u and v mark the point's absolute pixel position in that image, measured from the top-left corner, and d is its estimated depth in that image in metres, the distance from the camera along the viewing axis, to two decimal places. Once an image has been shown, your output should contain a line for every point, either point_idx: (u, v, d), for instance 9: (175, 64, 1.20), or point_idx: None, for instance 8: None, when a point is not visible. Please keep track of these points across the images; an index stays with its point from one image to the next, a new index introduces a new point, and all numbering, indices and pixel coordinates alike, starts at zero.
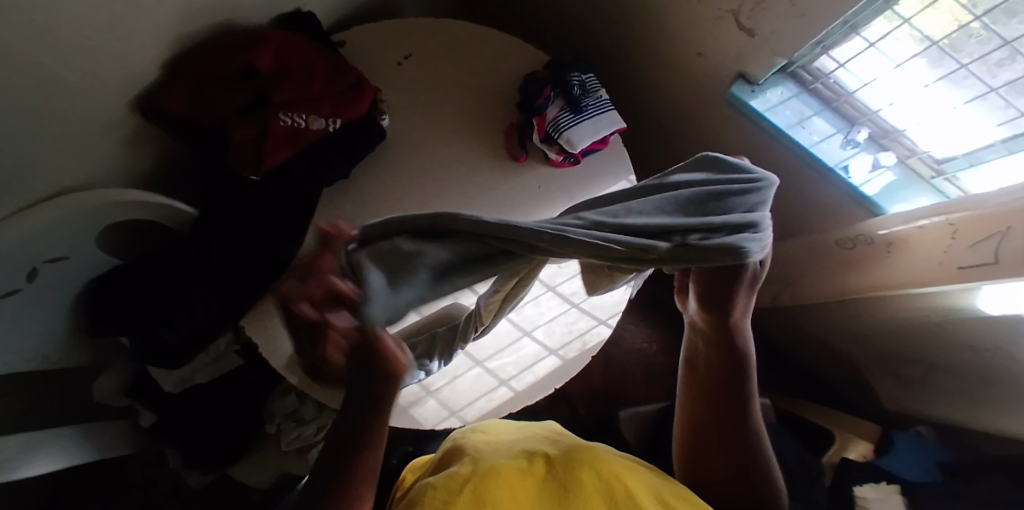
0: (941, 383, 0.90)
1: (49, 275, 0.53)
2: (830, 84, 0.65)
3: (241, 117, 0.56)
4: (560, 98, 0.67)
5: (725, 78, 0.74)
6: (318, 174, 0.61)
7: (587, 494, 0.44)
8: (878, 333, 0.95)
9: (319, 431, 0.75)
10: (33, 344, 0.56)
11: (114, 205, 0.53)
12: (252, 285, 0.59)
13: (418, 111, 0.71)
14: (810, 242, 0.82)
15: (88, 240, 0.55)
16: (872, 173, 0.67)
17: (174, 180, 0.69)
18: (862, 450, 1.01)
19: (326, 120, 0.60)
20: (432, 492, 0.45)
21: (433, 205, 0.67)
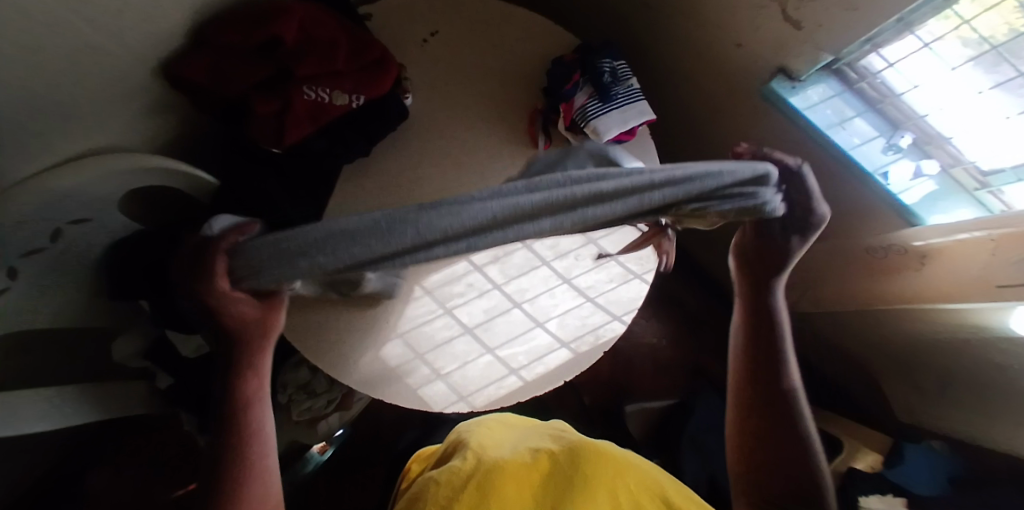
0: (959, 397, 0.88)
1: (72, 236, 0.54)
2: (877, 84, 0.61)
3: (261, 92, 0.55)
4: (588, 84, 0.65)
5: (763, 72, 0.70)
6: (337, 153, 0.60)
7: (594, 493, 0.45)
8: (899, 345, 0.92)
9: (328, 404, 0.77)
10: (56, 302, 0.58)
11: (137, 171, 0.53)
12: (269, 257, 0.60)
13: (441, 91, 0.70)
14: (836, 247, 0.79)
15: (112, 205, 0.56)
16: (912, 181, 0.64)
17: (196, 149, 0.70)
18: (871, 461, 1.00)
19: (349, 97, 0.58)
20: (436, 487, 0.45)
21: (451, 189, 0.66)
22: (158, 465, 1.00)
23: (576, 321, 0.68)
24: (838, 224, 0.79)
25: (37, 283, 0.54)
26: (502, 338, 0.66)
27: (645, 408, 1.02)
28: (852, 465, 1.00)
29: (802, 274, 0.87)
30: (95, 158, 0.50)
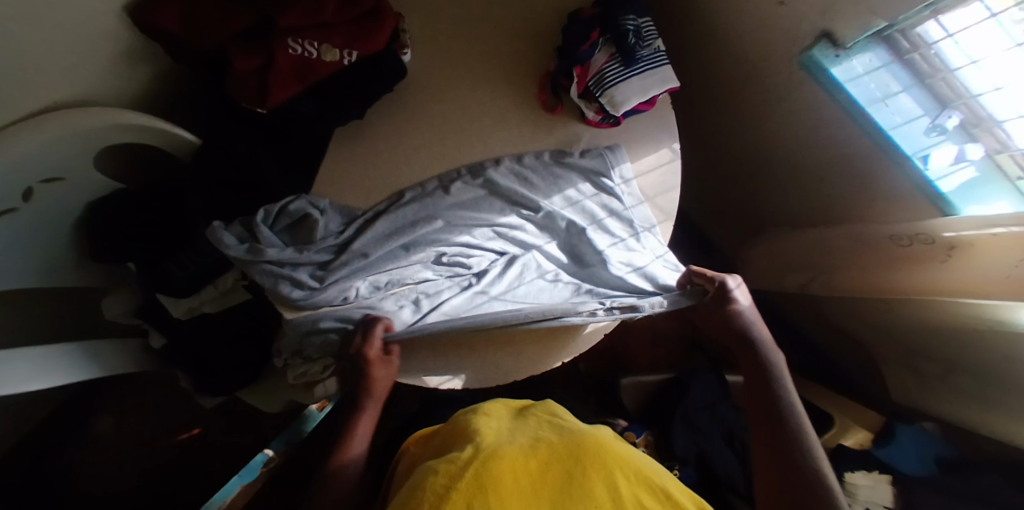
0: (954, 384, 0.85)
1: (46, 195, 0.51)
2: (931, 55, 0.52)
3: (242, 44, 0.51)
4: (609, 44, 0.58)
5: (804, 37, 0.63)
6: (328, 117, 0.56)
7: (594, 483, 0.43)
8: (895, 331, 0.89)
9: (324, 370, 0.75)
10: (37, 262, 0.55)
11: (113, 128, 0.49)
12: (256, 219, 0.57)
13: (445, 47, 0.65)
14: (854, 232, 0.75)
15: (85, 162, 0.52)
16: (953, 166, 0.58)
17: (181, 102, 0.65)
18: (860, 437, 1.01)
19: (340, 52, 0.53)
20: (434, 476, 0.44)
21: (453, 158, 0.61)
22: (162, 414, 1.02)
23: None
24: (861, 207, 0.74)
25: (13, 244, 0.51)
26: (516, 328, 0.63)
27: (640, 382, 1.04)
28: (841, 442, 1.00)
29: (814, 258, 0.83)
30: (65, 113, 0.46)
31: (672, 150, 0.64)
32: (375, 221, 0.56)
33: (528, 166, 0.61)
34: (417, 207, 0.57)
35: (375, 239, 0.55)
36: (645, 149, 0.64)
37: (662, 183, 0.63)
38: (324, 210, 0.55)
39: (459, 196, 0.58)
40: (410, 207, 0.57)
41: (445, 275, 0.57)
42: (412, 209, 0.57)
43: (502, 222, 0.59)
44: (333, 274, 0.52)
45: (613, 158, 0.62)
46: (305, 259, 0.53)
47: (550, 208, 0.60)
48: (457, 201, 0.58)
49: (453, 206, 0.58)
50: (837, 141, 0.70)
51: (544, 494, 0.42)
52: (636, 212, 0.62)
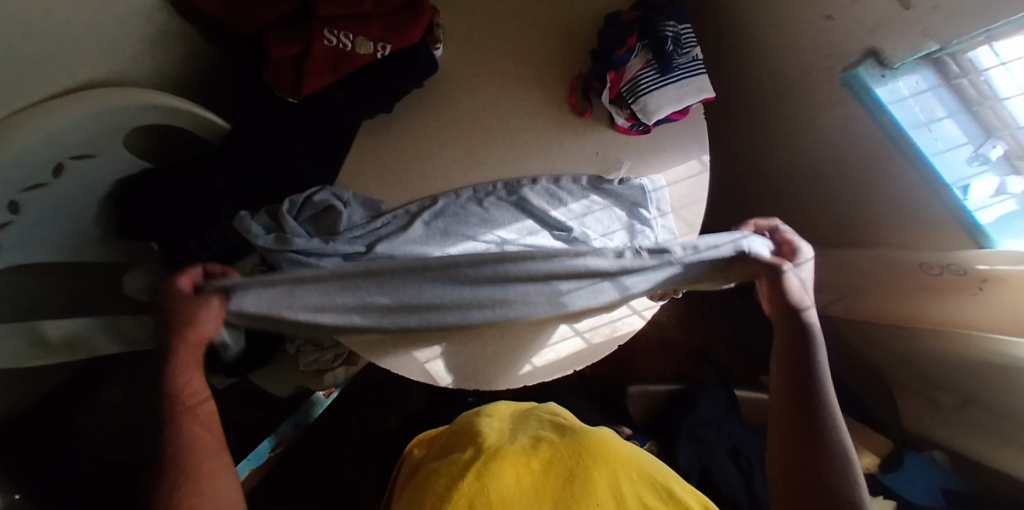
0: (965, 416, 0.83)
1: (76, 171, 0.51)
2: (980, 82, 0.50)
3: (280, 31, 0.51)
4: (646, 50, 0.57)
5: (850, 53, 0.62)
6: (358, 107, 0.55)
7: (595, 483, 0.43)
8: (909, 357, 0.88)
9: (335, 358, 0.76)
10: (62, 236, 0.56)
11: (143, 107, 0.49)
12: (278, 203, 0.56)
13: (477, 44, 0.65)
14: (881, 256, 0.73)
15: (115, 140, 0.52)
16: (993, 198, 0.56)
17: (212, 84, 0.65)
18: (866, 461, 0.96)
19: (375, 45, 0.52)
20: (437, 478, 0.45)
21: (478, 157, 0.61)
22: None
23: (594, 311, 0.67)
24: (890, 231, 0.73)
25: (41, 217, 0.51)
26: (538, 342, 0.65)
27: (647, 391, 1.03)
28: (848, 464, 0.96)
29: (836, 279, 0.81)
30: (103, 92, 0.46)
31: (701, 161, 0.62)
32: (401, 223, 0.55)
33: (564, 187, 0.59)
34: (443, 211, 0.56)
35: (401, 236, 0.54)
36: (671, 160, 0.62)
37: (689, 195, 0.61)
38: (352, 205, 0.55)
39: (491, 212, 0.57)
40: (437, 211, 0.56)
41: None
42: (438, 213, 0.56)
43: (513, 228, 0.57)
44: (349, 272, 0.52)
45: (644, 182, 0.60)
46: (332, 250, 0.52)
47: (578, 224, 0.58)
48: (485, 215, 0.57)
49: (480, 218, 0.57)
50: (874, 161, 0.68)
51: (545, 495, 0.42)
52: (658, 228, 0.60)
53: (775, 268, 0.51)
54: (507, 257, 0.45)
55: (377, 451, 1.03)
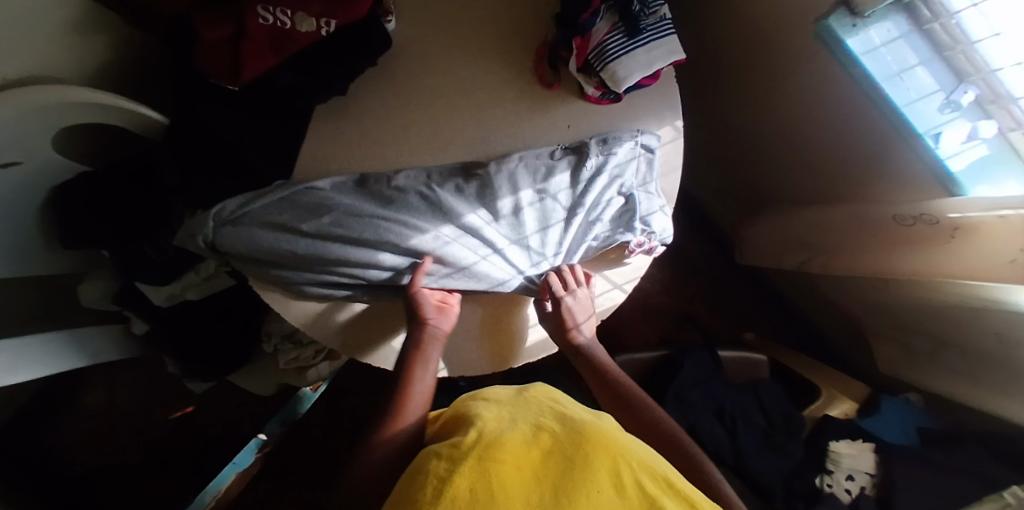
0: (936, 360, 0.85)
1: (1, 180, 0.47)
2: (952, 26, 0.49)
3: (207, 9, 0.47)
4: (612, 12, 0.53)
5: (821, 4, 0.60)
6: (310, 91, 0.52)
7: (596, 469, 0.35)
8: (879, 308, 0.90)
9: (316, 354, 0.75)
10: (1, 249, 0.52)
11: (69, 106, 0.45)
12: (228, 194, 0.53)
13: (434, 15, 0.61)
14: (858, 211, 0.72)
15: (43, 143, 0.48)
16: (965, 145, 0.55)
17: (152, 76, 0.61)
18: (845, 407, 1.00)
19: (318, 21, 0.48)
20: (438, 461, 0.38)
21: (442, 139, 0.58)
22: (151, 393, 1.01)
23: None
24: (865, 186, 0.73)
25: None
26: (520, 324, 0.63)
27: (635, 359, 1.03)
28: (828, 413, 0.98)
29: (812, 236, 0.81)
30: (15, 94, 0.41)
31: (675, 127, 0.63)
32: (371, 204, 0.51)
33: (534, 163, 0.57)
34: (418, 190, 0.53)
35: (376, 232, 0.51)
36: (650, 124, 0.62)
37: (665, 162, 0.64)
38: (319, 192, 0.51)
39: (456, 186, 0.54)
40: (410, 189, 0.53)
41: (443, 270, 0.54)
42: (416, 196, 0.53)
43: (481, 207, 0.54)
44: (316, 268, 0.50)
45: (619, 147, 0.59)
46: (298, 251, 0.49)
47: (544, 196, 0.57)
48: (449, 186, 0.54)
49: (457, 198, 0.54)
50: (848, 116, 0.68)
51: (546, 480, 0.35)
52: (610, 204, 0.59)
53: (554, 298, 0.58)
54: (460, 206, 0.53)
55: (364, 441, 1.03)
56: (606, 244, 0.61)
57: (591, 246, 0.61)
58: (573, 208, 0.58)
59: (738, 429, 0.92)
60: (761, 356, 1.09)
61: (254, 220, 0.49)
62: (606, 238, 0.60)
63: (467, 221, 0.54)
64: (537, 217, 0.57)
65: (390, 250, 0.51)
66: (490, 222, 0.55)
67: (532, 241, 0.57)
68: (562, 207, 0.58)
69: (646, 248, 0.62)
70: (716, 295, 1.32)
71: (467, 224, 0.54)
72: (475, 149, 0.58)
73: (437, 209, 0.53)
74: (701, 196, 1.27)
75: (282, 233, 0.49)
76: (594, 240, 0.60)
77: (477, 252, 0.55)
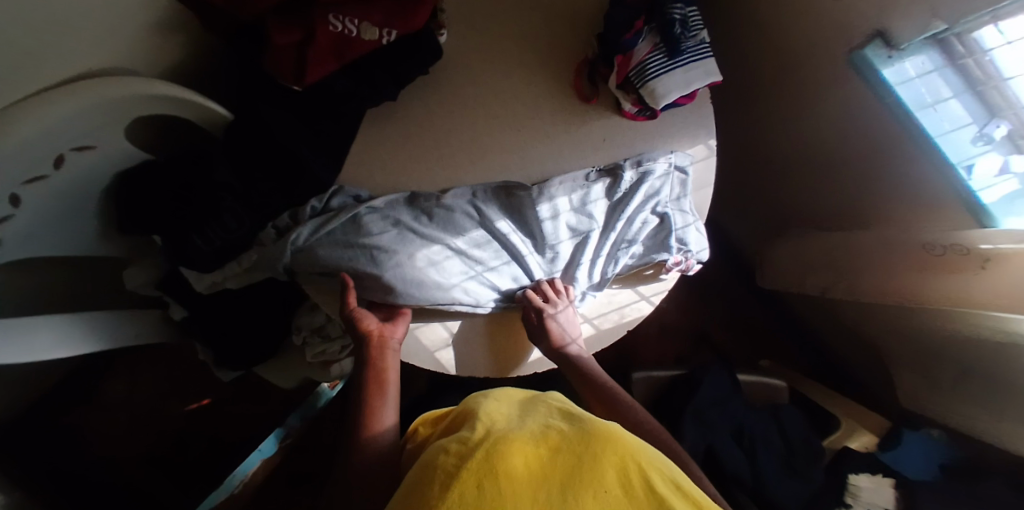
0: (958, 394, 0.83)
1: (77, 164, 0.50)
2: (985, 62, 0.51)
3: (280, 17, 0.50)
4: (653, 33, 0.56)
5: (856, 35, 0.63)
6: (362, 94, 0.55)
7: (606, 471, 0.31)
8: (900, 340, 0.89)
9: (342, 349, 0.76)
10: (65, 228, 0.55)
11: (143, 98, 0.48)
12: (281, 186, 0.55)
13: (481, 28, 0.64)
14: (886, 238, 0.72)
15: (116, 132, 0.51)
16: (997, 178, 0.56)
17: (215, 77, 0.65)
18: (865, 441, 0.99)
19: (381, 31, 0.52)
20: (445, 455, 0.34)
21: (482, 145, 0.61)
22: (176, 382, 1.03)
23: (602, 298, 0.68)
24: (893, 212, 0.73)
25: (41, 212, 0.50)
26: None
27: (652, 376, 1.04)
28: (846, 445, 0.98)
29: (835, 261, 0.81)
30: (97, 82, 0.44)
31: (707, 146, 0.65)
32: (412, 219, 0.55)
33: (571, 179, 0.60)
34: (466, 210, 0.57)
35: (422, 248, 0.55)
36: (681, 144, 0.64)
37: (696, 179, 0.66)
38: (377, 211, 0.55)
39: (489, 210, 0.57)
40: (453, 204, 0.56)
41: (477, 277, 0.58)
42: (463, 215, 0.56)
43: (517, 215, 0.59)
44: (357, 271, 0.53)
45: (654, 167, 0.61)
46: (345, 253, 0.53)
47: (581, 210, 0.60)
48: (494, 204, 0.58)
49: (490, 204, 0.58)
50: (878, 142, 0.69)
51: (556, 478, 0.31)
52: (645, 224, 0.62)
53: (540, 312, 0.59)
54: (497, 220, 0.58)
55: None
56: (642, 262, 0.63)
57: (626, 263, 0.63)
58: (607, 222, 0.62)
59: (756, 453, 0.90)
60: (780, 381, 1.08)
61: (315, 228, 0.53)
62: (642, 256, 0.63)
63: (500, 232, 0.58)
64: (573, 228, 0.60)
65: (427, 254, 0.55)
66: (527, 229, 0.59)
67: (567, 252, 0.62)
68: (598, 224, 0.61)
69: (683, 266, 0.64)
70: (732, 318, 1.32)
71: (500, 230, 0.58)
72: (511, 159, 0.61)
73: (479, 221, 0.57)
74: (723, 219, 1.29)
75: (335, 238, 0.53)
76: (628, 258, 0.63)
77: (508, 259, 0.60)
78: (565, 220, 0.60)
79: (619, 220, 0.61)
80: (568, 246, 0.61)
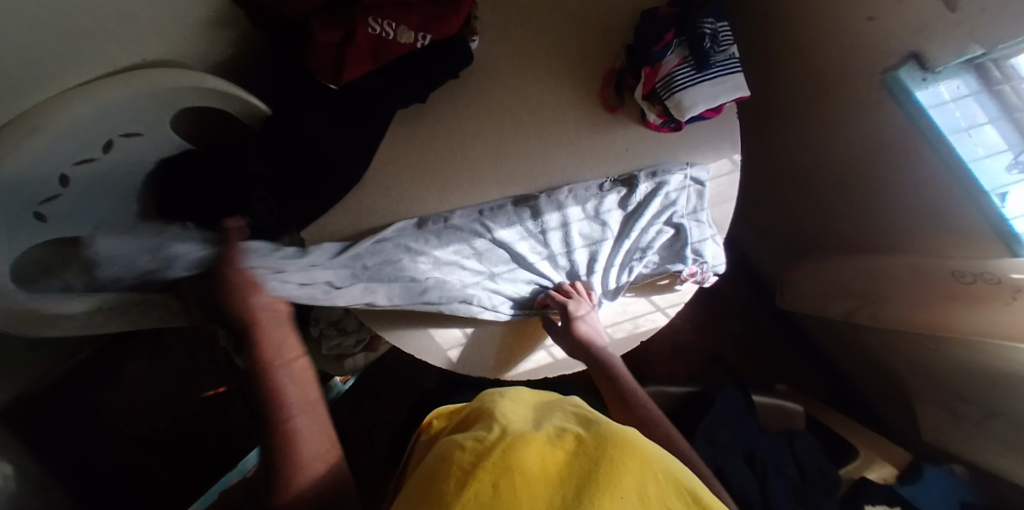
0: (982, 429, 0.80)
1: (124, 148, 0.53)
2: (1022, 88, 0.50)
3: (325, 19, 0.52)
4: (683, 46, 0.57)
5: (891, 56, 0.62)
6: (394, 95, 0.57)
7: (622, 475, 0.31)
8: (922, 370, 0.86)
9: (356, 343, 0.79)
10: (107, 209, 0.58)
11: (191, 89, 0.51)
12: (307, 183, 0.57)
13: (513, 37, 0.65)
14: (912, 264, 0.71)
15: (162, 120, 0.54)
16: None
17: (256, 71, 0.68)
18: (884, 472, 0.94)
19: (416, 34, 0.53)
20: (461, 452, 0.35)
21: (507, 150, 0.62)
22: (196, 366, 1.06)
23: (617, 307, 0.68)
24: (924, 239, 0.71)
25: (87, 192, 0.53)
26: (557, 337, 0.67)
27: (664, 391, 1.03)
28: (864, 475, 0.94)
29: (858, 284, 0.80)
30: (153, 71, 0.47)
31: (730, 160, 0.65)
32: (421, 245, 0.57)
33: (584, 190, 0.61)
34: (473, 228, 0.59)
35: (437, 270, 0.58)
36: (705, 157, 0.64)
37: (716, 194, 0.66)
38: (390, 240, 0.57)
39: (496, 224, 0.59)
40: (462, 230, 0.59)
41: (484, 285, 0.59)
42: (470, 232, 0.59)
43: (530, 222, 0.60)
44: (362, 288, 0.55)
45: (669, 179, 0.62)
46: (354, 273, 0.55)
47: (591, 220, 0.61)
48: (507, 217, 0.60)
49: (499, 215, 0.60)
50: (907, 166, 0.68)
51: (570, 482, 0.31)
52: (661, 233, 0.62)
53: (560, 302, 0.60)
54: (507, 231, 0.60)
55: (381, 438, 1.04)
56: (657, 272, 0.63)
57: (640, 272, 0.63)
58: (620, 231, 0.63)
59: (768, 479, 0.88)
60: (795, 405, 1.06)
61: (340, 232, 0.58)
62: (656, 267, 0.63)
63: (508, 243, 0.60)
64: (588, 237, 0.62)
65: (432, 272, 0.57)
66: (536, 237, 0.61)
67: (579, 260, 0.63)
68: (609, 234, 0.62)
69: (698, 277, 0.64)
70: (749, 339, 1.30)
71: (508, 240, 0.60)
72: (533, 164, 0.62)
73: (489, 231, 0.59)
74: (744, 236, 1.27)
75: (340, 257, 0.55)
76: (643, 267, 0.63)
77: (517, 267, 0.61)
78: (579, 228, 0.61)
79: (632, 230, 0.62)
80: (578, 255, 0.62)
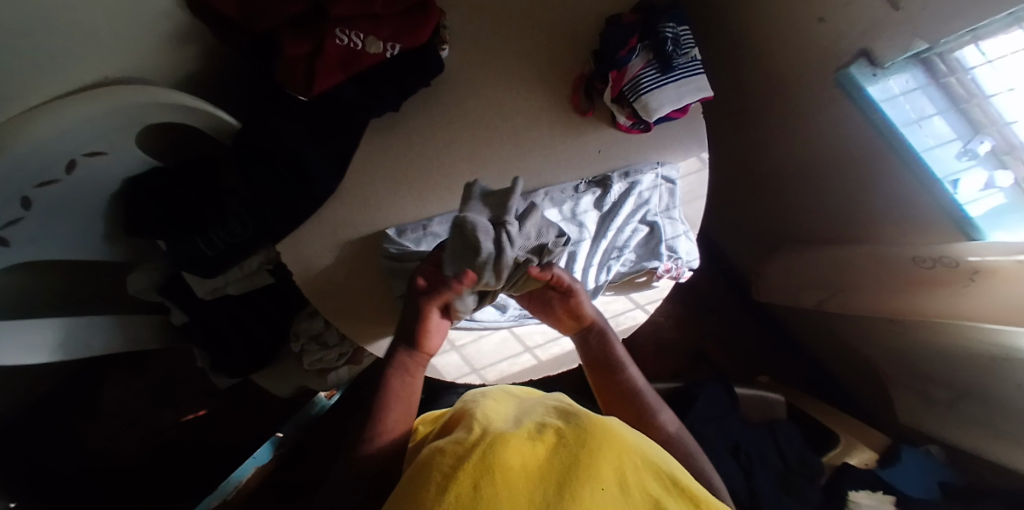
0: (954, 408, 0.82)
1: (89, 168, 0.52)
2: (967, 81, 0.52)
3: (292, 32, 0.52)
4: (647, 50, 0.59)
5: (843, 55, 0.65)
6: (368, 105, 0.57)
7: (602, 466, 0.32)
8: (893, 355, 0.89)
9: (340, 356, 0.77)
10: (72, 231, 0.56)
11: (156, 105, 0.50)
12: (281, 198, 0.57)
13: (483, 44, 0.65)
14: (878, 252, 0.74)
15: (127, 138, 0.53)
16: (983, 192, 0.57)
17: (224, 85, 0.67)
18: (864, 457, 0.97)
19: (385, 44, 0.54)
20: (441, 456, 0.35)
21: (481, 156, 0.63)
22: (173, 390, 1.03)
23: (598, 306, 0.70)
24: (886, 227, 0.74)
25: (52, 214, 0.52)
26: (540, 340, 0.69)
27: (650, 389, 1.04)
28: (845, 461, 0.96)
29: (828, 274, 0.83)
30: (117, 89, 0.46)
31: (699, 158, 0.67)
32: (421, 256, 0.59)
33: (560, 191, 0.62)
34: None
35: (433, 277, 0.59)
36: (675, 156, 0.66)
37: (686, 191, 0.68)
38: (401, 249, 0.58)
39: None
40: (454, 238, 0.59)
41: None
42: None
43: None
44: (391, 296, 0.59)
45: (641, 178, 0.63)
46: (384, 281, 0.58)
47: (571, 221, 0.62)
48: None
49: None
50: (865, 158, 0.71)
51: (551, 476, 0.31)
52: (636, 232, 0.64)
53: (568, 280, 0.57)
54: None
55: None
56: (634, 270, 0.66)
57: (618, 271, 0.66)
58: (599, 232, 0.64)
59: (753, 470, 0.90)
60: (777, 396, 1.09)
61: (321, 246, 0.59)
62: (633, 265, 0.66)
63: None
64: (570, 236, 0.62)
65: None
66: None
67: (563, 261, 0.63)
68: (588, 234, 0.63)
69: (673, 272, 0.67)
70: (730, 333, 1.32)
71: None
72: (508, 169, 0.63)
73: None
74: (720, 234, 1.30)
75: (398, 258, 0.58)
76: (620, 265, 0.65)
77: None
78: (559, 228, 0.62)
79: (609, 229, 0.63)
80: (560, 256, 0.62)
